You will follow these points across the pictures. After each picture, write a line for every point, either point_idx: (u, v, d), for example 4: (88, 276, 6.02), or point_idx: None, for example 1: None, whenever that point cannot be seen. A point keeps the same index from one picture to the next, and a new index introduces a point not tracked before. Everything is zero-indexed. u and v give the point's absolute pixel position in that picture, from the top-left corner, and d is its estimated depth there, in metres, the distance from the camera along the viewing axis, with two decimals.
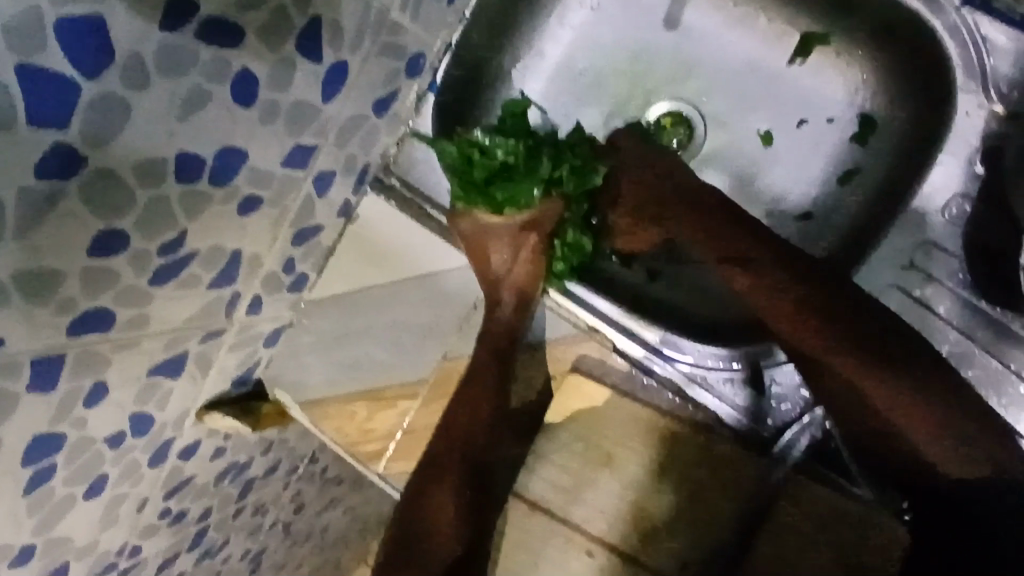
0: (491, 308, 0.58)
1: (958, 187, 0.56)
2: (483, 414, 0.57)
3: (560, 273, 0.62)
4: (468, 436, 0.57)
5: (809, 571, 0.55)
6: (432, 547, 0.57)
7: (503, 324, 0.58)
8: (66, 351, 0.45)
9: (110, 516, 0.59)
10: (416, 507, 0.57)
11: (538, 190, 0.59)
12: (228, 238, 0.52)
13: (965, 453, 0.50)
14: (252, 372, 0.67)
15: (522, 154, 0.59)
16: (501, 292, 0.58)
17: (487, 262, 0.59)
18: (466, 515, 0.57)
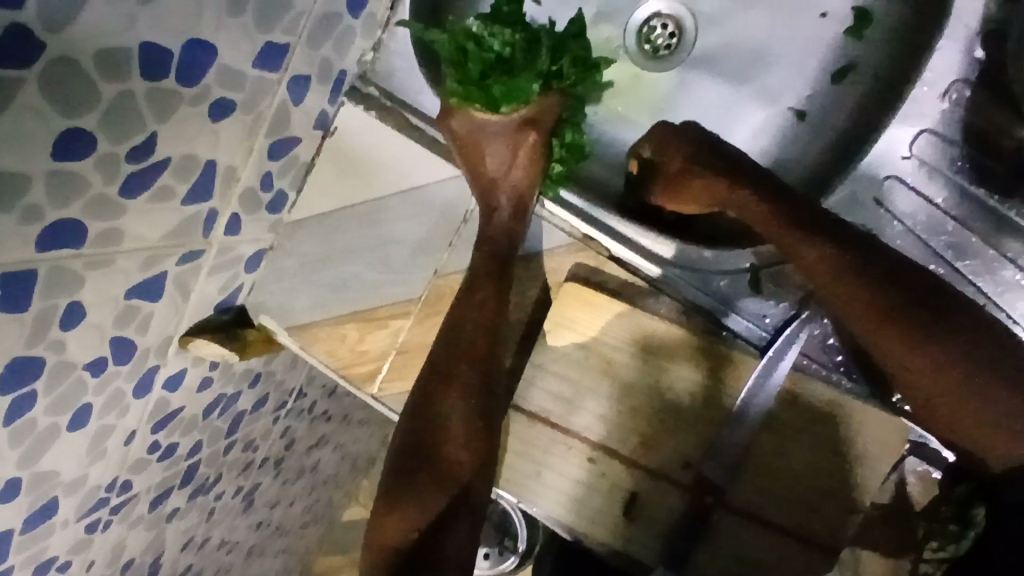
0: (489, 208, 0.57)
1: (958, 72, 0.54)
2: (489, 325, 0.56)
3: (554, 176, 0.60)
4: (475, 346, 0.55)
5: (812, 465, 0.55)
6: (441, 464, 0.54)
7: (500, 223, 0.57)
8: (37, 266, 0.42)
9: (97, 449, 0.58)
10: (420, 426, 0.55)
11: (536, 85, 0.56)
12: (199, 145, 0.49)
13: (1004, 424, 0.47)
14: (235, 298, 0.65)
15: (523, 46, 0.56)
16: (493, 192, 0.57)
17: (481, 162, 0.57)
18: (474, 428, 0.55)
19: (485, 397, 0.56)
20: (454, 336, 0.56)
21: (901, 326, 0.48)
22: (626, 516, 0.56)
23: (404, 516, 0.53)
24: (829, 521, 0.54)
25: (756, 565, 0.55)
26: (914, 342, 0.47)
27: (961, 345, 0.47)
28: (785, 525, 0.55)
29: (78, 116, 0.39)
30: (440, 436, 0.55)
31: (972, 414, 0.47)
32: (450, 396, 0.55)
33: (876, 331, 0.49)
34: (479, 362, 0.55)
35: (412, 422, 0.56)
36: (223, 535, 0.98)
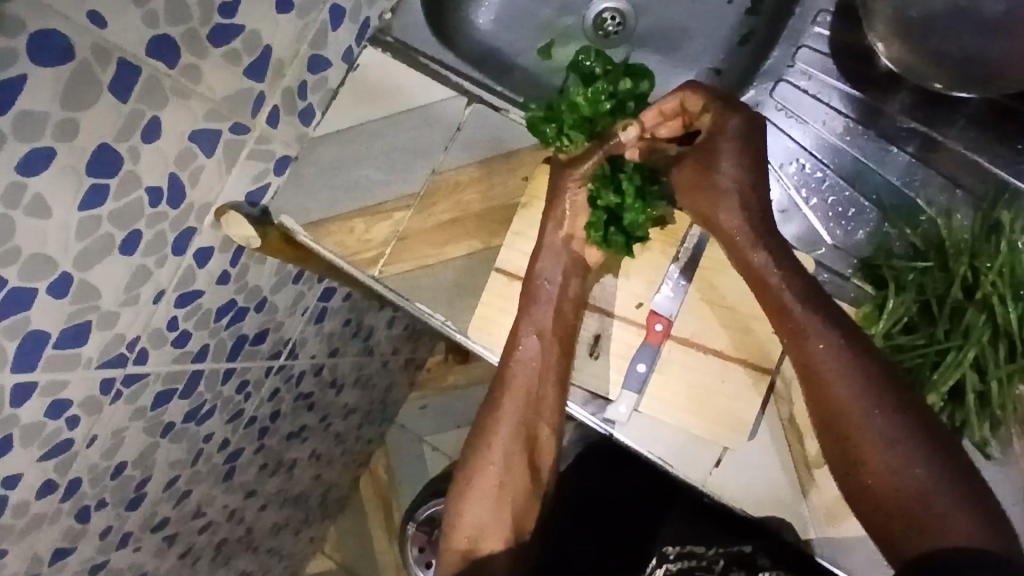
0: (563, 280, 0.67)
1: (821, 6, 0.73)
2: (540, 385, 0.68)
3: (596, 222, 0.66)
4: (540, 391, 0.68)
5: (741, 297, 0.66)
6: (486, 481, 0.69)
7: (572, 298, 0.68)
8: (142, 66, 0.55)
9: (133, 291, 0.66)
10: (478, 443, 0.70)
11: (575, 128, 0.67)
12: (265, 28, 0.65)
13: (892, 449, 0.57)
14: (262, 195, 0.76)
15: (580, 105, 0.66)
16: (545, 257, 0.67)
17: (548, 228, 0.68)
18: (522, 461, 0.69)
19: (534, 435, 0.70)
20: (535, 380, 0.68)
21: (800, 319, 0.61)
22: (592, 355, 0.68)
23: (467, 532, 0.69)
24: (758, 346, 0.65)
25: (700, 389, 0.66)
26: (856, 434, 0.58)
27: (879, 380, 0.58)
28: (722, 348, 0.66)
29: None
30: (494, 467, 0.69)
31: (864, 426, 0.58)
32: (508, 428, 0.69)
33: (795, 321, 0.61)
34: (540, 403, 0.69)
35: (473, 443, 0.71)
36: (201, 501, 0.99)
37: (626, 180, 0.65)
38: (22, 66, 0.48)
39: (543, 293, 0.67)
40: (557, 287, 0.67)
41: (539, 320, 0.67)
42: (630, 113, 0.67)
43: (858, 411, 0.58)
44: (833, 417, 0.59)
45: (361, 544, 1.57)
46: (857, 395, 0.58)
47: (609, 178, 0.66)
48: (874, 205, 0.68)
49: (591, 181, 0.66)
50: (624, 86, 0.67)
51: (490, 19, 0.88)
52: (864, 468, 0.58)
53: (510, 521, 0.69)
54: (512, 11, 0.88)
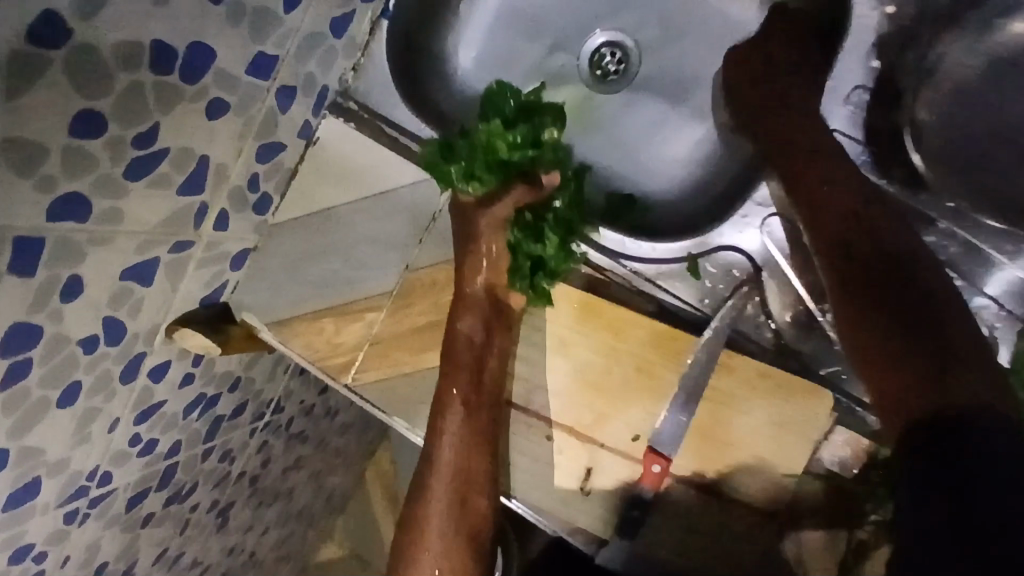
0: (483, 332, 0.60)
1: (859, 80, 0.62)
2: (470, 451, 0.59)
3: (520, 270, 0.62)
4: (467, 457, 0.59)
5: (748, 433, 0.59)
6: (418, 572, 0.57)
7: (499, 349, 0.61)
8: (46, 235, 0.47)
9: (83, 431, 0.60)
10: (408, 519, 0.59)
11: (484, 163, 0.62)
12: (197, 141, 0.55)
13: (910, 338, 0.43)
14: (219, 294, 0.69)
15: (495, 151, 0.63)
16: (465, 315, 0.61)
17: (469, 277, 0.62)
18: (459, 545, 0.58)
19: (469, 509, 0.58)
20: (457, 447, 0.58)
21: (867, 260, 0.47)
22: (585, 491, 0.61)
23: None
24: (762, 487, 0.59)
25: (705, 531, 0.60)
26: (877, 302, 0.45)
27: (917, 347, 0.43)
28: (727, 488, 0.60)
29: (96, 99, 0.45)
30: (429, 563, 0.57)
31: (891, 352, 0.44)
32: (438, 509, 0.58)
33: (863, 245, 0.48)
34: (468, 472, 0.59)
35: (404, 522, 0.59)
36: (197, 554, 0.98)
37: (547, 228, 0.63)
38: None
39: (459, 354, 0.60)
40: (476, 349, 0.60)
41: (456, 383, 0.60)
42: (547, 159, 0.64)
43: (896, 337, 0.44)
44: (864, 355, 0.45)
45: (369, 533, 1.60)
46: (881, 336, 0.44)
47: (530, 227, 0.63)
48: None
49: (512, 227, 0.63)
50: (545, 134, 0.66)
51: (471, 58, 0.76)
52: (881, 358, 0.44)
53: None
54: (495, 54, 0.76)
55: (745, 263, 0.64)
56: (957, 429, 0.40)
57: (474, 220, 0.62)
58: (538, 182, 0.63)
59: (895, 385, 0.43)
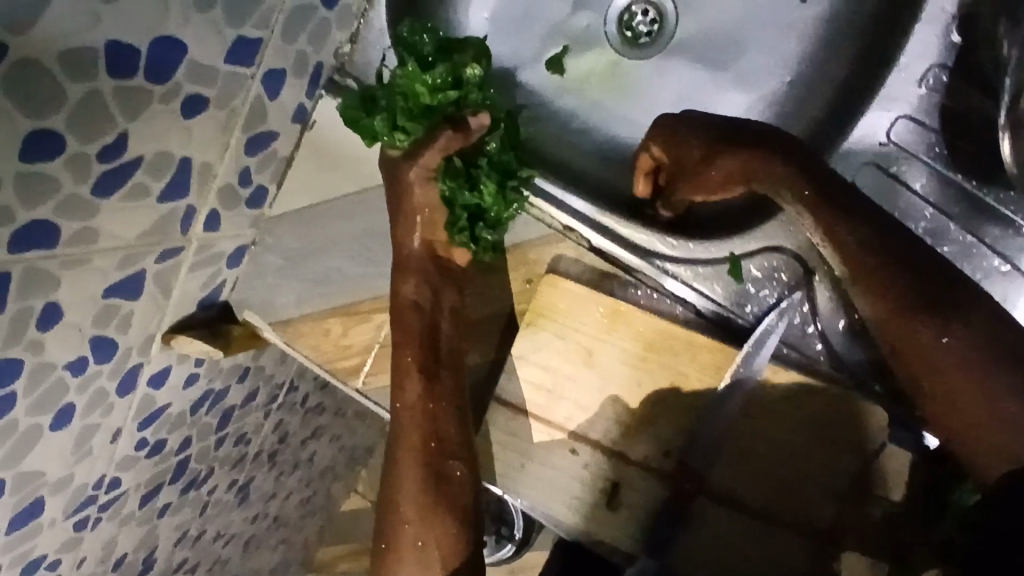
0: (430, 294, 0.57)
1: (935, 57, 0.53)
2: (428, 413, 0.56)
3: (459, 222, 0.58)
4: (429, 421, 0.56)
5: (790, 453, 0.55)
6: (404, 546, 0.55)
7: (448, 308, 0.58)
8: (11, 267, 0.42)
9: (83, 448, 0.58)
10: (385, 499, 0.57)
11: (404, 110, 0.58)
12: (174, 142, 0.49)
13: (972, 365, 0.46)
14: (217, 294, 0.64)
15: (419, 96, 0.58)
16: (407, 278, 0.57)
17: (409, 238, 0.58)
18: (438, 506, 0.55)
19: (443, 473, 0.55)
20: (419, 413, 0.56)
21: (886, 291, 0.49)
22: (611, 507, 0.57)
23: None
24: (804, 507, 0.56)
25: (741, 553, 0.56)
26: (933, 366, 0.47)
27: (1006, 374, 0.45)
28: (765, 509, 0.56)
29: (45, 117, 0.39)
30: (412, 536, 0.55)
31: (956, 389, 0.47)
32: (412, 479, 0.55)
33: (892, 299, 0.49)
34: (434, 438, 0.56)
35: (383, 503, 0.57)
36: (219, 528, 0.98)
37: (484, 173, 0.58)
38: None
39: (409, 321, 0.57)
40: (425, 313, 0.57)
41: (409, 348, 0.57)
42: (474, 100, 0.59)
43: (958, 362, 0.47)
44: (926, 376, 0.48)
45: None
46: (955, 360, 0.47)
47: (464, 174, 0.58)
48: None
49: (443, 179, 0.57)
50: (469, 73, 0.60)
51: (483, 19, 0.68)
52: (965, 397, 0.47)
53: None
54: (509, 16, 0.67)
55: (794, 265, 0.57)
56: (1014, 488, 0.46)
57: (405, 175, 0.57)
58: (465, 124, 0.57)
59: (981, 410, 0.46)
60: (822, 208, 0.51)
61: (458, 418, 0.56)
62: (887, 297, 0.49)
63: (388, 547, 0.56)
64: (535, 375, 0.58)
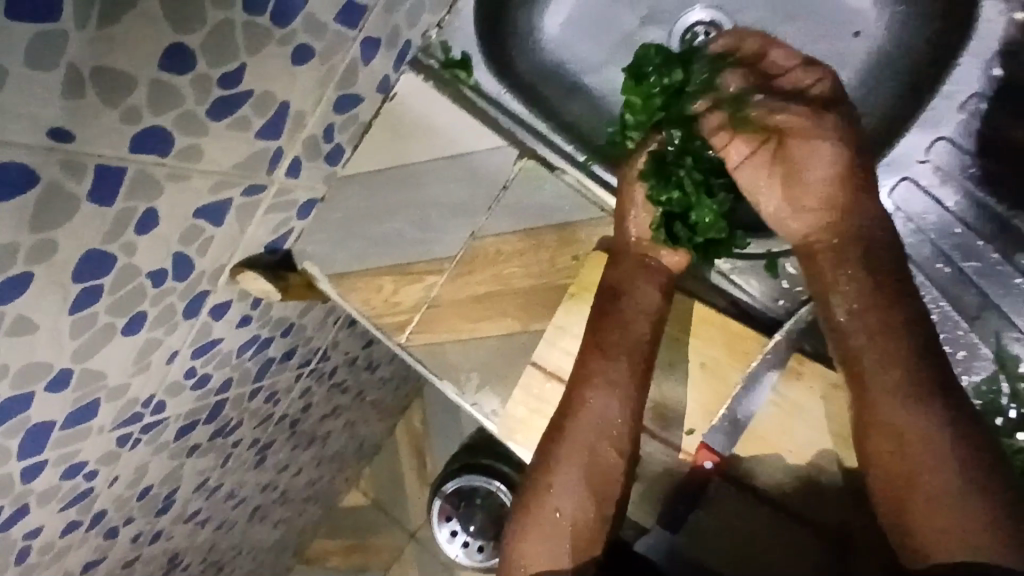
0: (641, 291, 0.59)
1: (976, 87, 0.57)
2: (616, 406, 0.58)
3: (661, 222, 0.61)
4: (608, 411, 0.58)
5: (808, 446, 0.57)
6: (544, 507, 0.58)
7: (647, 308, 0.59)
8: (127, 165, 0.47)
9: (143, 360, 0.62)
10: (540, 454, 0.59)
11: (647, 123, 0.64)
12: (280, 85, 0.54)
13: (940, 439, 0.49)
14: (283, 241, 0.69)
15: (637, 107, 0.65)
16: (623, 264, 0.60)
17: (622, 229, 0.61)
18: (585, 491, 0.58)
19: (602, 461, 0.58)
20: (602, 400, 0.58)
21: (864, 352, 0.53)
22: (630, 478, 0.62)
23: (525, 550, 0.58)
24: (821, 501, 0.57)
25: (751, 537, 0.58)
26: (902, 431, 0.50)
27: (968, 457, 0.49)
28: (779, 498, 0.58)
29: (185, 34, 0.45)
30: (555, 504, 0.58)
31: (905, 455, 0.50)
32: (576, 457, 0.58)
33: (873, 351, 0.52)
34: (605, 428, 0.58)
35: (540, 456, 0.60)
36: (233, 487, 1.01)
37: (684, 173, 0.62)
38: None
39: (624, 305, 0.59)
40: (641, 302, 0.59)
41: (611, 336, 0.59)
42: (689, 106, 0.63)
43: (924, 430, 0.50)
44: (893, 449, 0.50)
45: (393, 485, 1.63)
46: (931, 440, 0.49)
47: (663, 174, 0.62)
48: (993, 355, 0.56)
49: (646, 179, 0.61)
50: (677, 78, 0.64)
51: (558, 25, 0.74)
52: (919, 462, 0.49)
53: (571, 562, 0.57)
54: (581, 24, 0.74)
55: None
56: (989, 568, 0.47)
57: (627, 170, 0.63)
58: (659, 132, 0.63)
59: (926, 467, 0.49)
60: (847, 280, 0.54)
61: (633, 421, 0.58)
62: (873, 354, 0.52)
63: (529, 498, 0.59)
64: (571, 346, 0.62)
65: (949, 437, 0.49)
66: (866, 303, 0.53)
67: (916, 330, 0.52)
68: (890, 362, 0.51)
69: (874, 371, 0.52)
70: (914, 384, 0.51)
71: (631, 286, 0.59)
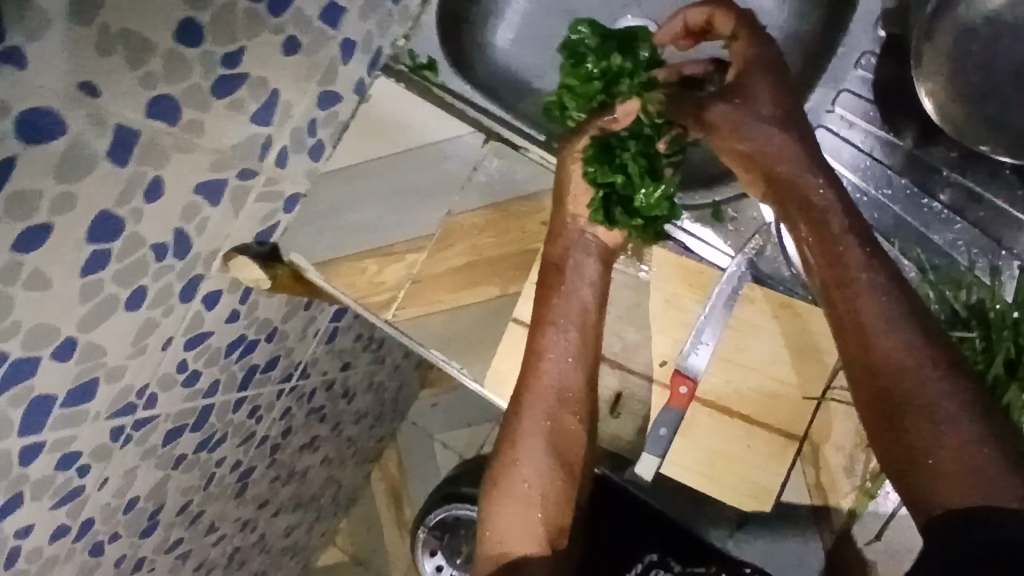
0: (583, 262, 0.66)
1: (866, 46, 0.68)
2: (570, 371, 0.65)
3: (600, 203, 0.66)
4: (565, 382, 0.65)
5: (767, 361, 0.64)
6: (516, 472, 0.65)
7: (591, 279, 0.65)
8: (142, 130, 0.52)
9: (141, 342, 0.64)
10: (507, 425, 0.67)
11: (585, 104, 0.70)
12: (273, 72, 0.61)
13: (924, 371, 0.51)
14: (270, 234, 0.74)
15: (575, 89, 0.71)
16: (561, 238, 0.66)
17: (562, 208, 0.66)
18: (551, 453, 0.65)
19: (562, 428, 0.65)
20: (558, 372, 0.65)
21: (840, 282, 0.55)
22: (614, 413, 0.68)
23: (504, 514, 0.64)
24: (787, 410, 0.64)
25: (726, 453, 0.64)
26: (881, 359, 0.53)
27: (949, 387, 0.51)
28: (748, 414, 0.64)
29: (196, 12, 0.52)
30: (522, 475, 0.65)
31: (889, 378, 0.52)
32: (537, 431, 0.65)
33: (856, 287, 0.54)
34: (563, 398, 0.65)
35: (507, 428, 0.67)
36: (215, 518, 0.99)
37: (627, 156, 0.66)
38: (11, 145, 0.45)
39: (567, 279, 0.65)
40: (582, 274, 0.65)
41: (560, 311, 0.65)
42: (623, 87, 0.69)
43: (912, 363, 0.52)
44: (870, 376, 0.53)
45: (372, 537, 1.59)
46: (913, 371, 0.52)
47: (607, 157, 0.66)
48: (913, 266, 0.65)
49: (590, 163, 0.66)
50: (616, 63, 0.70)
51: (508, 38, 0.84)
52: (901, 388, 0.52)
53: (542, 526, 0.64)
54: (527, 37, 0.84)
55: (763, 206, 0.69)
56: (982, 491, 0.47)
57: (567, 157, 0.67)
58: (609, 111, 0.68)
59: (915, 397, 0.51)
60: (817, 214, 0.57)
61: (587, 389, 0.65)
62: (839, 288, 0.55)
63: (500, 467, 0.66)
64: None
65: (954, 391, 0.51)
66: (835, 241, 0.56)
67: (881, 265, 0.55)
68: (871, 294, 0.54)
69: (851, 300, 0.54)
70: (896, 323, 0.53)
71: (569, 259, 0.66)
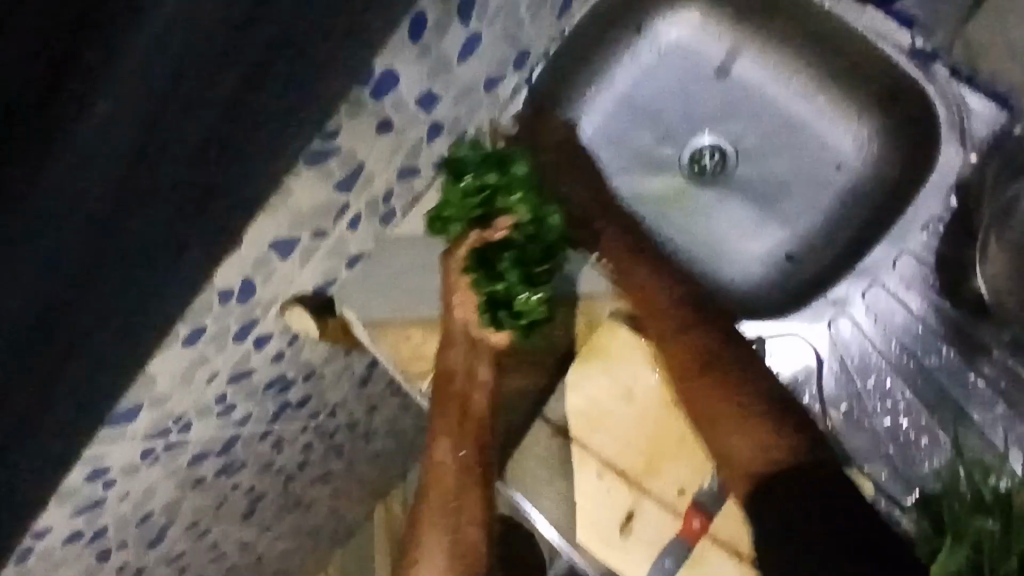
0: (471, 370, 0.67)
1: (938, 212, 0.77)
2: (465, 486, 0.66)
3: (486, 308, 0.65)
4: (461, 500, 0.66)
5: (784, 510, 0.61)
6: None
7: (481, 385, 0.67)
8: (234, 192, 0.55)
9: (189, 375, 0.67)
10: (408, 541, 0.67)
11: (463, 221, 0.64)
12: (364, 147, 0.64)
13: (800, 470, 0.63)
14: (328, 287, 0.77)
15: (451, 201, 0.63)
16: (454, 349, 0.67)
17: (449, 316, 0.67)
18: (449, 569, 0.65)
19: (462, 541, 0.65)
20: (454, 483, 0.66)
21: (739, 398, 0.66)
22: (625, 533, 0.66)
23: None
24: None
25: None
26: (764, 459, 0.64)
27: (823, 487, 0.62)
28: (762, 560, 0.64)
29: (307, 94, 0.54)
30: None
31: (776, 475, 0.63)
32: (432, 551, 0.65)
33: (734, 397, 0.67)
34: (461, 514, 0.66)
35: (408, 544, 0.67)
36: (218, 537, 1.01)
37: (509, 268, 0.63)
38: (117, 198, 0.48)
39: (472, 392, 0.66)
40: (467, 383, 0.67)
41: (459, 425, 0.66)
42: (501, 205, 0.63)
43: (778, 458, 0.64)
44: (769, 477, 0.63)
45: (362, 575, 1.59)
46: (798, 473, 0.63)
47: (488, 269, 0.64)
48: (949, 441, 0.71)
49: (483, 281, 0.64)
50: (490, 178, 0.63)
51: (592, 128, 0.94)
52: (778, 489, 0.63)
53: None
54: (617, 134, 0.94)
55: None
56: None
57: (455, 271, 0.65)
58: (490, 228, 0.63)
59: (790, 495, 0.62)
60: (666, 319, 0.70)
61: (483, 502, 0.66)
62: (726, 400, 0.67)
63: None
64: (580, 403, 0.70)
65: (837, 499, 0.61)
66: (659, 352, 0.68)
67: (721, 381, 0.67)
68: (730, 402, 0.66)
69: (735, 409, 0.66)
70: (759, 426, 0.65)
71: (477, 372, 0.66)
